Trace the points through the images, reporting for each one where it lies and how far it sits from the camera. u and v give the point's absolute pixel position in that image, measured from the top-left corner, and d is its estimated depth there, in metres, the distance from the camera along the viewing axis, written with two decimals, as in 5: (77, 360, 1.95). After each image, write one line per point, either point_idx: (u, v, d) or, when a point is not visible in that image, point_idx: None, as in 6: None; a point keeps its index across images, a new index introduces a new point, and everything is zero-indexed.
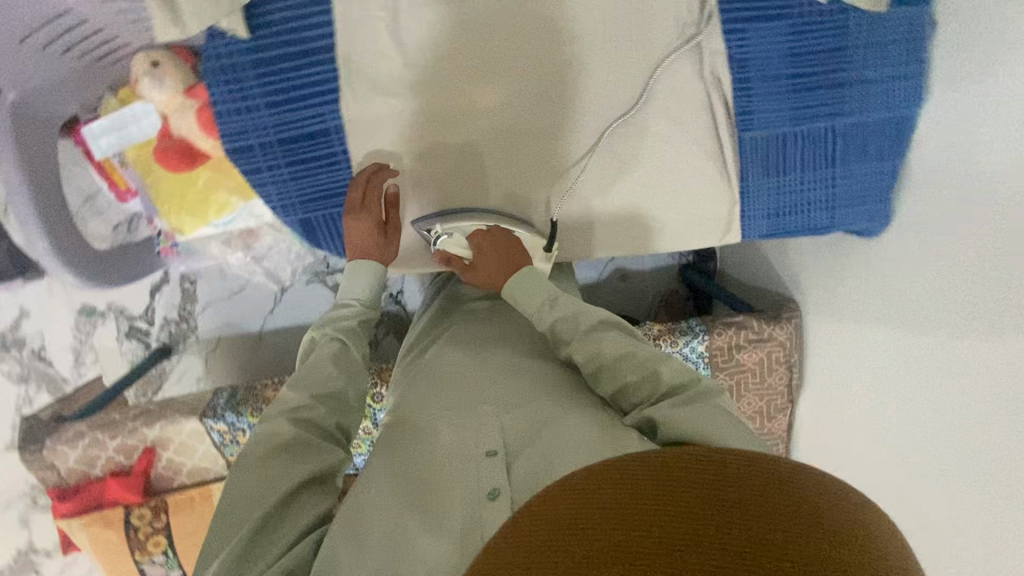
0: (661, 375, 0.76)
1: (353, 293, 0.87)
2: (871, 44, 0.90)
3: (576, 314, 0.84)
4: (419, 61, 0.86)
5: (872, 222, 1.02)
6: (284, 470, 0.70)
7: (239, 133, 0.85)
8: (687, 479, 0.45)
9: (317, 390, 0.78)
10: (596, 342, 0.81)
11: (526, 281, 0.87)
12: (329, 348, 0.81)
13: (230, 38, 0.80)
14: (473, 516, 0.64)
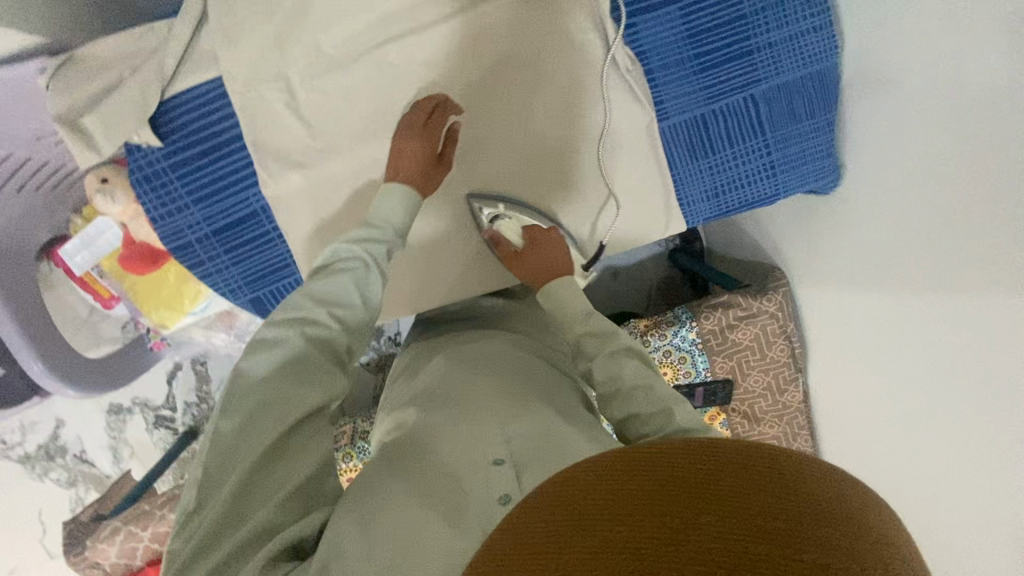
0: (674, 414, 0.70)
1: (387, 217, 0.78)
2: (769, 5, 0.86)
3: (605, 334, 0.80)
4: (326, 128, 0.87)
5: (820, 181, 0.98)
6: (283, 398, 0.61)
7: (176, 232, 0.90)
8: (679, 475, 0.37)
9: (331, 306, 0.69)
10: (617, 363, 0.76)
11: (566, 288, 0.85)
12: (354, 269, 0.72)
13: (147, 149, 0.85)
14: (484, 516, 0.57)
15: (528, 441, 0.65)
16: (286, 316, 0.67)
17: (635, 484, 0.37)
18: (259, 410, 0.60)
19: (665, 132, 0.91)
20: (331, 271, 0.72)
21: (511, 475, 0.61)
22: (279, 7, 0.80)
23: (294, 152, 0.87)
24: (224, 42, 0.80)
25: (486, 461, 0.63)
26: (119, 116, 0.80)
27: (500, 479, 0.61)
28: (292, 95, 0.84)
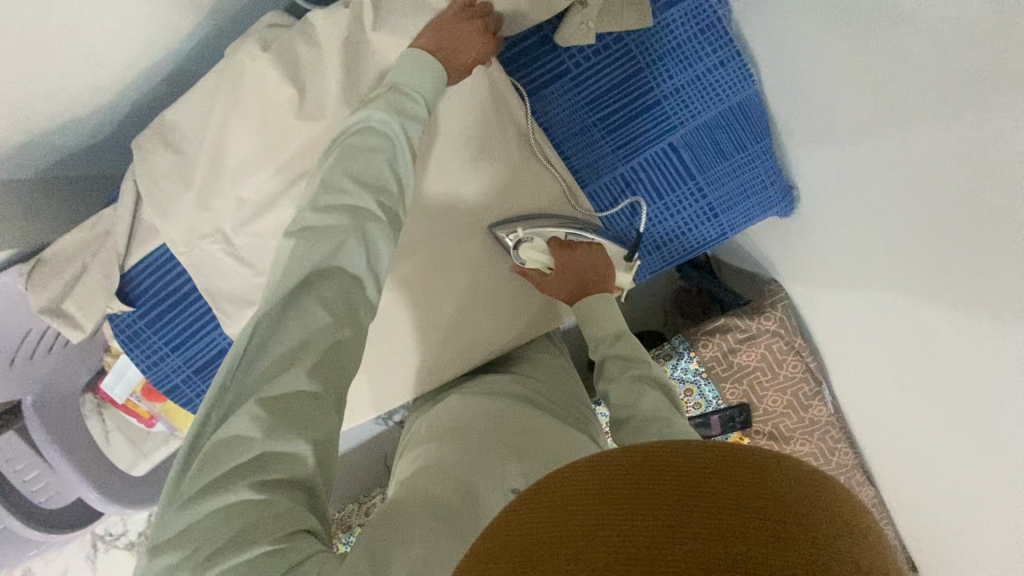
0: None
1: (412, 87, 0.71)
2: (665, 53, 0.82)
3: (629, 359, 0.73)
4: (266, 265, 0.92)
5: (771, 211, 0.91)
6: (302, 319, 0.57)
7: (164, 378, 1.00)
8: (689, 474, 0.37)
9: (359, 175, 0.66)
10: (636, 392, 0.69)
11: (601, 304, 0.77)
12: (381, 147, 0.68)
13: (122, 314, 0.95)
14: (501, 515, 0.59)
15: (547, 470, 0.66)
16: (326, 201, 0.65)
17: (634, 487, 0.37)
18: (291, 333, 0.57)
19: (588, 199, 0.89)
20: (363, 148, 0.68)
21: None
22: (196, 172, 0.86)
23: (244, 292, 0.93)
24: (160, 214, 0.88)
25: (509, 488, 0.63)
26: (89, 297, 0.90)
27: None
28: (228, 243, 0.91)
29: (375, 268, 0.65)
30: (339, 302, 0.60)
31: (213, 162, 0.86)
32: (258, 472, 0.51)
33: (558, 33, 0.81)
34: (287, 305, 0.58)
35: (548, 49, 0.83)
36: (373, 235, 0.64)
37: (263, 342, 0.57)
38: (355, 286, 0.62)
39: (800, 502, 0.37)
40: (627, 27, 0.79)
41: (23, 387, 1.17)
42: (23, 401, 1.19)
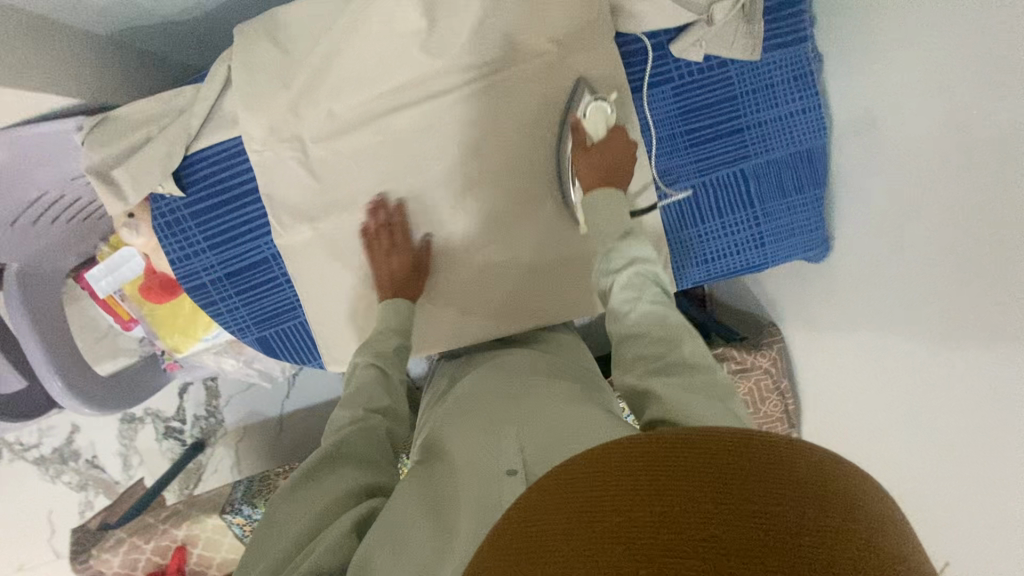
0: (682, 346, 0.69)
1: (388, 320, 0.90)
2: (760, 88, 0.91)
3: (637, 254, 0.77)
4: (335, 185, 0.92)
5: (809, 252, 1.01)
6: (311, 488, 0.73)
7: (192, 274, 0.96)
8: (622, 473, 0.41)
9: (363, 403, 0.84)
10: (638, 284, 0.74)
11: (609, 201, 0.80)
12: (371, 370, 0.88)
13: (170, 198, 0.92)
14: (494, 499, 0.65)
15: (536, 455, 0.70)
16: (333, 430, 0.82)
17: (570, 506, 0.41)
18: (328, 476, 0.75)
19: (659, 202, 0.95)
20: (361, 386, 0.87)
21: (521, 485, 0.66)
22: (296, 75, 0.86)
23: (306, 206, 0.93)
24: (247, 106, 0.86)
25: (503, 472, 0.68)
26: (143, 169, 0.87)
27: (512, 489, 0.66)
28: (303, 153, 0.90)
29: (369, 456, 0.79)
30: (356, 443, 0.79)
31: (316, 70, 0.86)
32: (309, 555, 0.64)
33: (674, 42, 0.87)
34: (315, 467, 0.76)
35: (660, 55, 0.89)
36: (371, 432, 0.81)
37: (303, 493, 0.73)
38: (370, 426, 0.82)
39: (713, 472, 0.40)
40: (736, 54, 0.87)
41: (13, 252, 1.10)
42: (7, 266, 1.11)
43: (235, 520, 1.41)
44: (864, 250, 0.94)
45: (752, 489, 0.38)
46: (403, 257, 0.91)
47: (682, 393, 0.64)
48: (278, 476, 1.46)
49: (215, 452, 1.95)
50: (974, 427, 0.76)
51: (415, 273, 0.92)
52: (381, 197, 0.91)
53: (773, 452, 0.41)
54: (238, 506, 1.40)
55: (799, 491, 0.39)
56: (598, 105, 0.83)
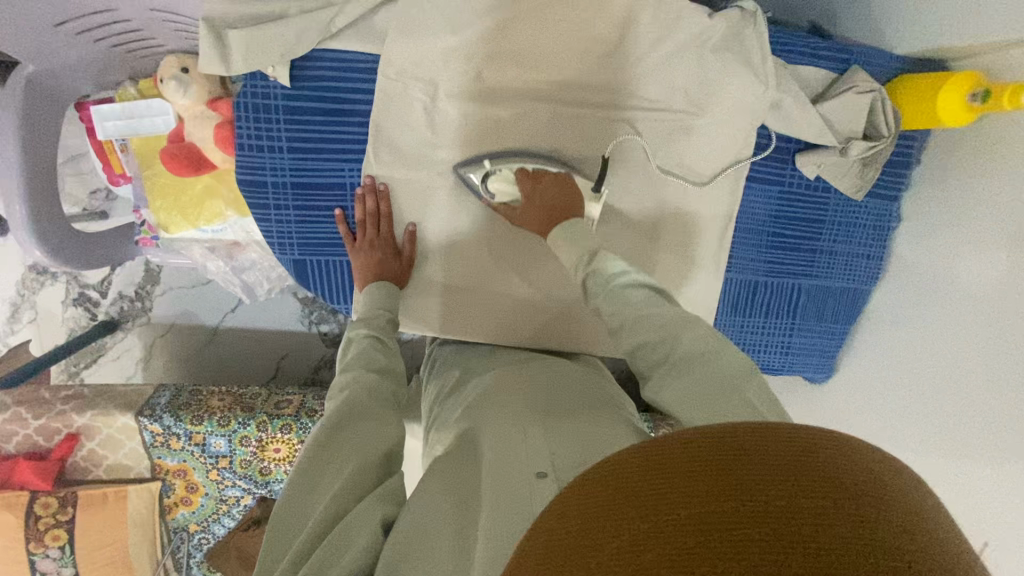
0: (681, 338, 0.64)
1: (377, 301, 0.86)
2: (844, 223, 1.00)
3: (605, 268, 0.73)
4: (449, 145, 0.88)
5: (815, 372, 1.11)
6: (327, 460, 0.67)
7: (256, 168, 0.86)
8: (672, 464, 0.37)
9: (368, 366, 0.79)
10: (622, 298, 0.69)
11: (567, 230, 0.78)
12: (368, 346, 0.81)
13: (271, 83, 0.83)
14: (522, 493, 0.61)
15: (564, 453, 0.66)
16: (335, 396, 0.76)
17: (621, 497, 0.36)
18: (337, 461, 0.67)
19: (724, 282, 1.00)
20: (357, 352, 0.80)
21: (553, 487, 0.61)
22: (465, 25, 0.81)
23: (410, 152, 0.88)
24: (401, 31, 0.81)
25: (528, 472, 0.63)
26: (265, 44, 0.78)
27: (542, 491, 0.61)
28: (432, 99, 0.85)
29: (382, 417, 0.73)
30: (362, 419, 0.71)
31: (486, 28, 0.82)
32: (340, 542, 0.59)
33: (800, 154, 0.94)
34: (320, 451, 0.68)
35: (783, 160, 0.95)
36: (378, 394, 0.75)
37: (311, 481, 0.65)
38: (369, 399, 0.74)
39: (758, 466, 0.35)
40: (843, 187, 0.95)
41: (38, 53, 0.96)
42: (21, 66, 0.96)
43: (150, 427, 1.26)
44: (861, 389, 1.06)
45: (760, 481, 0.34)
46: (384, 249, 0.88)
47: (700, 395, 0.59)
48: (212, 395, 1.33)
49: (125, 339, 1.74)
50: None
51: (396, 260, 0.90)
52: (371, 179, 0.87)
53: (779, 441, 0.37)
54: (160, 414, 1.26)
55: (828, 481, 0.34)
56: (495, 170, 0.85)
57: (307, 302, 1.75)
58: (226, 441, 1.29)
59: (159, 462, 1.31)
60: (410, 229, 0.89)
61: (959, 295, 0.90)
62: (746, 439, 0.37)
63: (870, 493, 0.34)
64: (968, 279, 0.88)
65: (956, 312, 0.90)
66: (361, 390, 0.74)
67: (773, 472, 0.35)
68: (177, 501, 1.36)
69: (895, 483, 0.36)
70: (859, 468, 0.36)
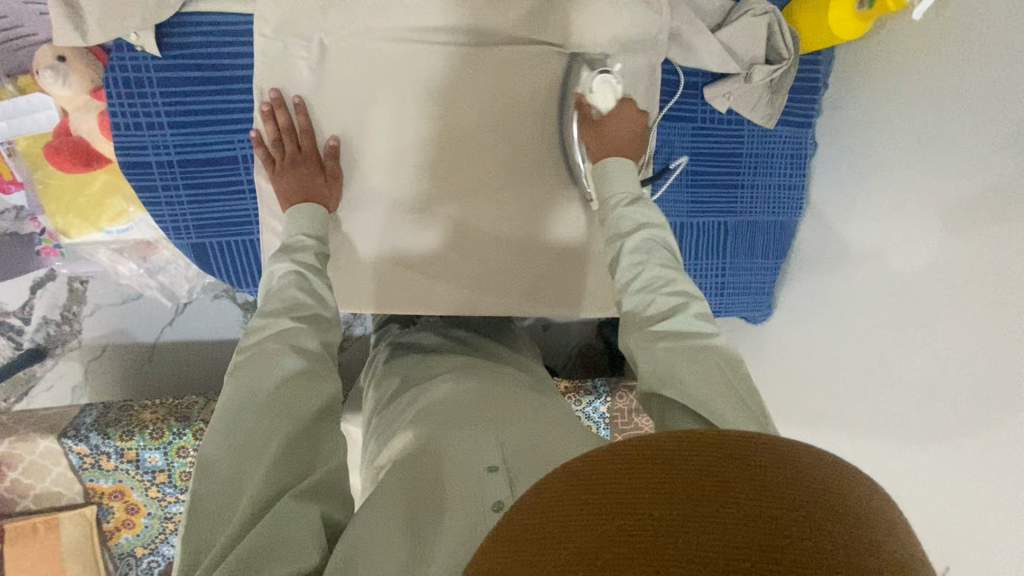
0: (691, 308, 0.68)
1: (302, 228, 0.78)
2: (762, 155, 1.00)
3: (639, 214, 0.77)
4: (345, 106, 0.84)
5: (753, 311, 1.11)
6: (254, 430, 0.62)
7: (136, 148, 0.81)
8: (632, 473, 0.37)
9: (292, 311, 0.71)
10: (651, 246, 0.74)
11: (620, 168, 0.81)
12: (292, 279, 0.73)
13: (140, 53, 0.78)
14: (476, 492, 0.62)
15: (518, 446, 0.67)
16: (252, 336, 0.69)
17: (585, 501, 0.36)
18: (264, 435, 0.62)
19: None
20: (274, 290, 0.73)
21: (505, 480, 0.63)
22: None
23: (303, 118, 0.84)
24: None
25: (480, 466, 0.64)
26: (123, 8, 0.73)
27: (494, 483, 0.62)
28: (318, 59, 0.82)
29: (307, 368, 0.67)
30: (294, 381, 0.65)
31: None
32: (268, 524, 0.55)
33: (708, 87, 0.93)
34: (247, 426, 0.62)
35: (692, 95, 0.94)
36: (300, 341, 0.69)
37: (236, 462, 0.60)
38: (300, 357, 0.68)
39: (716, 478, 0.36)
40: (753, 118, 0.95)
41: None
42: None
43: (77, 449, 1.18)
44: (799, 321, 1.06)
45: (716, 495, 0.35)
46: (306, 165, 0.81)
47: (679, 361, 0.65)
48: (144, 409, 1.26)
49: (56, 366, 1.64)
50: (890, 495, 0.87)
51: (321, 177, 0.82)
52: (278, 93, 0.80)
53: (737, 452, 0.38)
54: (86, 433, 1.18)
55: (805, 496, 0.36)
56: (605, 79, 0.83)
57: (249, 307, 1.68)
58: (162, 454, 1.22)
59: (91, 485, 1.23)
60: (334, 140, 0.83)
61: (879, 209, 0.90)
62: (725, 445, 0.38)
63: (838, 515, 0.35)
64: (884, 192, 0.89)
65: (878, 225, 0.90)
66: (286, 347, 0.67)
67: (753, 482, 0.36)
68: (118, 525, 1.28)
69: (855, 500, 0.37)
70: (835, 490, 0.37)
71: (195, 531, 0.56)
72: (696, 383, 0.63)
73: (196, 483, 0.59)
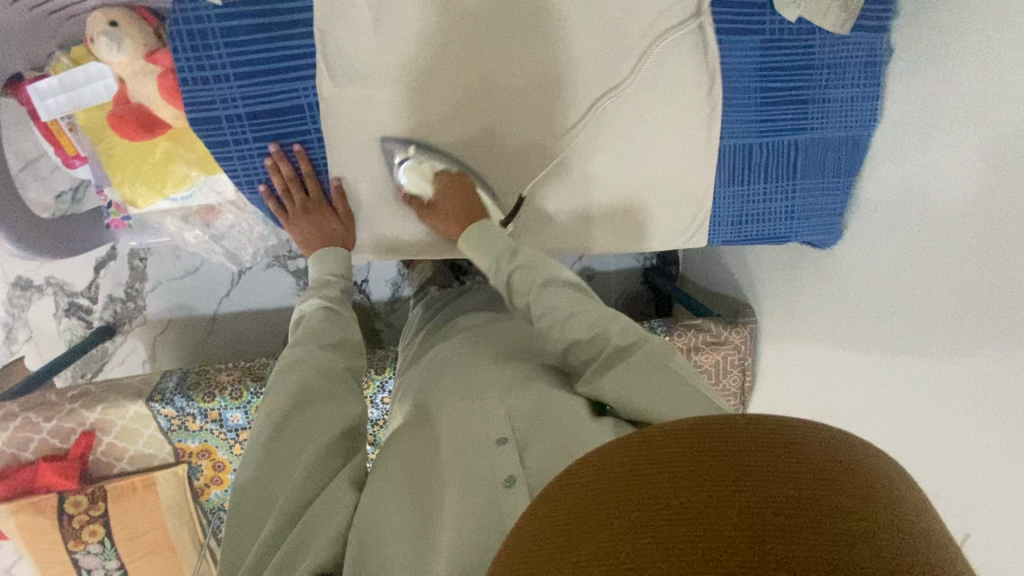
0: (609, 333, 0.74)
1: (326, 267, 0.86)
2: (834, 64, 0.95)
3: (530, 267, 0.82)
4: (405, 46, 0.84)
5: (824, 234, 1.09)
6: (288, 444, 0.67)
7: (205, 102, 0.81)
8: (644, 466, 0.38)
9: (324, 342, 0.78)
10: (546, 295, 0.78)
11: (485, 235, 0.86)
12: (320, 315, 0.81)
13: (201, 3, 0.77)
14: (488, 466, 0.64)
15: (527, 416, 0.69)
16: (283, 362, 0.76)
17: (601, 504, 0.38)
18: (294, 447, 0.67)
19: (717, 152, 0.97)
20: (305, 326, 0.80)
21: (515, 454, 0.65)
22: None
23: (365, 62, 0.83)
24: None
25: (490, 440, 0.67)
26: None
27: (504, 457, 0.65)
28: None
29: (335, 390, 0.73)
30: (319, 400, 0.71)
31: None
32: (301, 523, 0.61)
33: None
34: (275, 441, 0.67)
35: (759, 6, 0.91)
36: (328, 364, 0.75)
37: (272, 471, 0.66)
38: (323, 379, 0.73)
39: (717, 463, 0.37)
40: (826, 25, 0.90)
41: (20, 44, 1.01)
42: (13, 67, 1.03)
43: (164, 411, 1.24)
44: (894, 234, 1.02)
45: (720, 476, 0.36)
46: (319, 212, 0.88)
47: (630, 378, 0.67)
48: (220, 371, 1.31)
49: (126, 342, 1.71)
50: (988, 399, 0.86)
51: (336, 220, 0.89)
52: (278, 146, 0.85)
53: (737, 433, 0.39)
54: (171, 396, 1.24)
55: (803, 468, 0.37)
56: (409, 164, 0.87)
57: (301, 274, 1.72)
58: (242, 413, 1.28)
59: (180, 445, 1.30)
60: (337, 183, 0.88)
61: (969, 112, 0.86)
62: (718, 432, 0.40)
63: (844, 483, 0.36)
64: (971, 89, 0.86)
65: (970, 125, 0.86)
66: (315, 370, 0.74)
67: (748, 462, 0.37)
68: (207, 482, 1.35)
69: (857, 465, 0.38)
70: (835, 460, 0.38)
71: (236, 532, 0.63)
72: (652, 386, 0.65)
73: (234, 494, 0.65)
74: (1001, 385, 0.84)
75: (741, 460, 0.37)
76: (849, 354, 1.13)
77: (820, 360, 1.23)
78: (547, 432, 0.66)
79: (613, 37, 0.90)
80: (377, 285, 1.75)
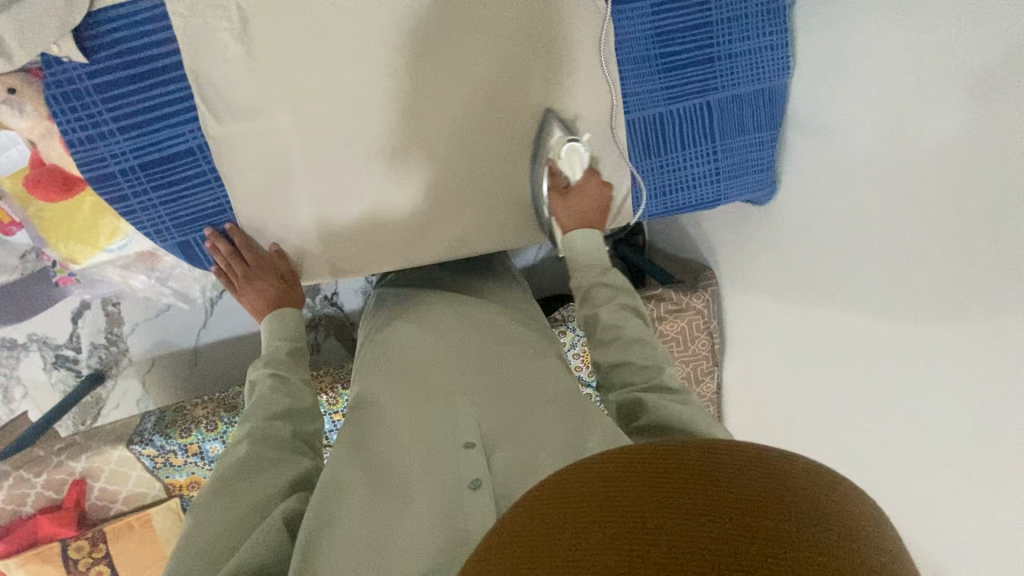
0: (664, 368, 0.75)
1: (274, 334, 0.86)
2: (735, 17, 0.91)
3: (618, 285, 0.85)
4: (284, 73, 0.82)
5: (756, 191, 1.06)
6: (244, 475, 0.68)
7: (97, 161, 0.81)
8: (642, 477, 0.38)
9: (266, 412, 0.75)
10: (622, 317, 0.81)
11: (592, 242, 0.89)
12: (267, 385, 0.79)
13: (69, 64, 0.76)
14: (456, 468, 0.67)
15: (493, 421, 0.73)
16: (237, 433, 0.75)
17: (592, 508, 0.37)
18: (249, 475, 0.68)
19: (626, 126, 0.95)
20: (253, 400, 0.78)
21: (481, 456, 0.68)
22: None
23: (246, 96, 0.82)
24: None
25: (458, 444, 0.70)
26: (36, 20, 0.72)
27: (471, 460, 0.68)
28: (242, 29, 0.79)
29: (286, 452, 0.73)
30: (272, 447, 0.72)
31: None
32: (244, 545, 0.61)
33: None
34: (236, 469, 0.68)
35: None
36: (279, 432, 0.74)
37: (226, 494, 0.66)
38: (266, 447, 0.72)
39: (755, 488, 0.37)
40: None
41: None
42: None
43: (146, 451, 1.29)
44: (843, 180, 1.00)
45: (739, 503, 0.36)
46: (264, 279, 0.90)
47: (668, 404, 0.69)
48: (196, 406, 1.35)
49: (117, 385, 1.76)
50: (952, 347, 0.85)
51: (283, 284, 0.91)
52: (212, 229, 0.89)
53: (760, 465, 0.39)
54: (150, 437, 1.28)
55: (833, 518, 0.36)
56: (574, 148, 0.90)
57: None
58: (221, 442, 1.32)
59: (169, 480, 1.35)
60: (274, 248, 0.92)
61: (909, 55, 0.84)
62: (742, 458, 0.39)
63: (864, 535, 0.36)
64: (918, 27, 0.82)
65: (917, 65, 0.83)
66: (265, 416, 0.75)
67: (777, 498, 0.36)
68: None
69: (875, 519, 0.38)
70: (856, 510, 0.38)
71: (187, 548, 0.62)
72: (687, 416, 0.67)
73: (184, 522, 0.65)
74: (964, 328, 0.83)
75: (756, 485, 0.37)
76: (811, 305, 1.12)
77: (784, 318, 1.21)
78: (507, 442, 0.70)
79: (500, 26, 0.86)
80: (347, 297, 1.76)
